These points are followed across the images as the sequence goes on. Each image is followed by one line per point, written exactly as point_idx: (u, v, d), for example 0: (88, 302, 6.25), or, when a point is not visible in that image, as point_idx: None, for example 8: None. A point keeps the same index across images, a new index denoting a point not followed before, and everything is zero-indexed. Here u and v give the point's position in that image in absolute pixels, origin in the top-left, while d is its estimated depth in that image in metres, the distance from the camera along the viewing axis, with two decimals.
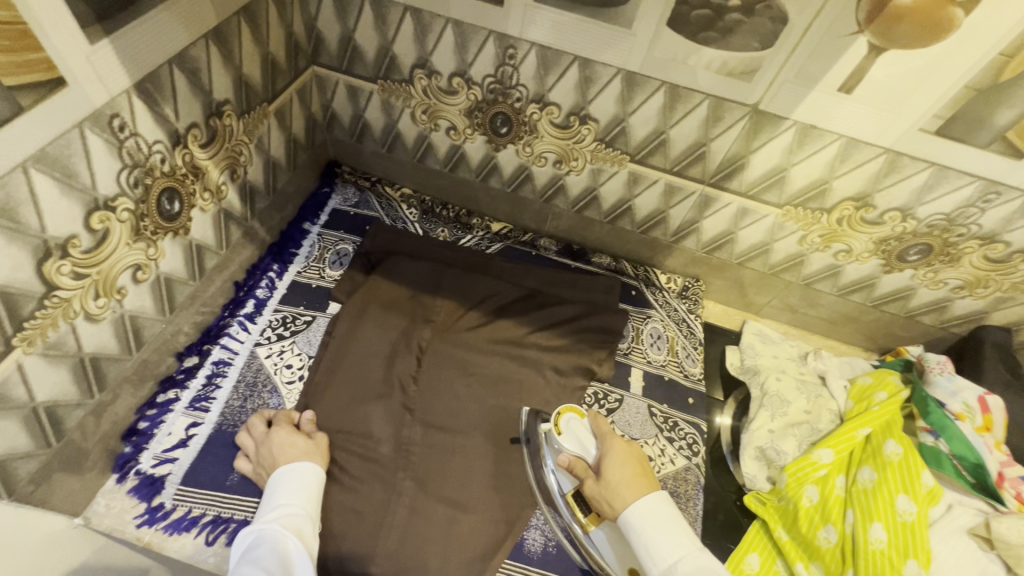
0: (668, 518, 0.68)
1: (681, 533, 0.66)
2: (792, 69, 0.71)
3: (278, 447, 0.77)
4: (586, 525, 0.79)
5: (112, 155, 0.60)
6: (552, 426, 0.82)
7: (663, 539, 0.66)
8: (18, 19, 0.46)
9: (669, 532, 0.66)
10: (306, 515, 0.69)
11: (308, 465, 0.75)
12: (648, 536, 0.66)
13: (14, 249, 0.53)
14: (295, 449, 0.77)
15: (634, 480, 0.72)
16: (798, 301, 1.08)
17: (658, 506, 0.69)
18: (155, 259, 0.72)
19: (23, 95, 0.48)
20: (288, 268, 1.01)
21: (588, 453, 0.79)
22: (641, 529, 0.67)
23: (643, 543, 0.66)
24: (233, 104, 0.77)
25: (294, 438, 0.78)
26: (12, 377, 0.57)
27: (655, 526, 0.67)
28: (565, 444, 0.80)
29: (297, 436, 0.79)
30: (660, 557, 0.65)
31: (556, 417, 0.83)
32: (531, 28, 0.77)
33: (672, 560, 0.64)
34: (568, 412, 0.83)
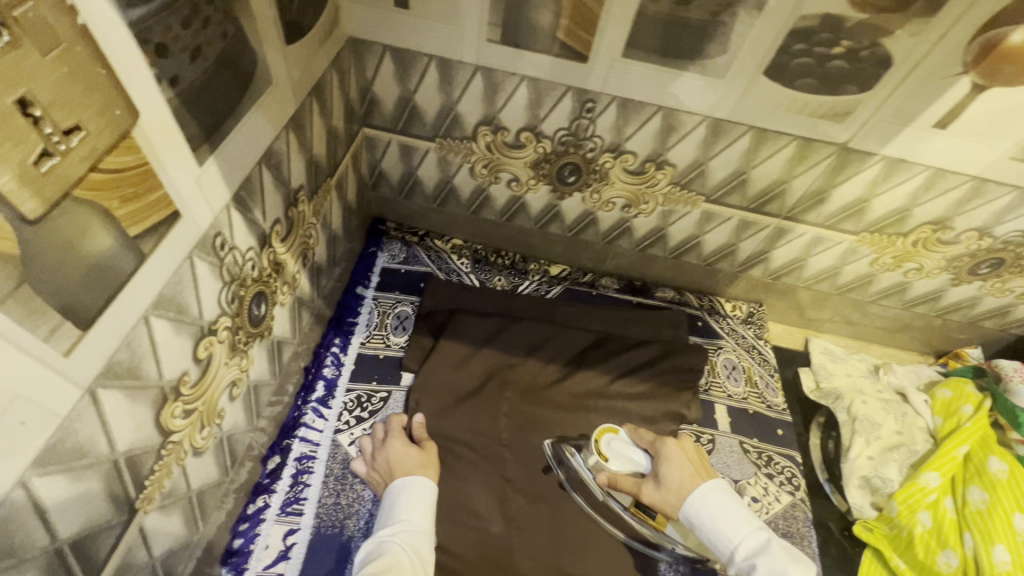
0: (727, 505, 0.66)
1: (742, 516, 0.66)
2: (889, 109, 0.70)
3: (396, 457, 0.78)
4: (658, 524, 0.79)
5: (215, 277, 0.54)
6: (596, 455, 0.75)
7: (726, 523, 0.65)
8: (142, 160, 0.40)
9: (731, 518, 0.65)
10: (421, 532, 0.69)
11: (421, 479, 0.74)
12: (712, 527, 0.65)
13: (137, 407, 0.46)
14: (411, 461, 0.77)
15: (692, 480, 0.69)
16: (860, 316, 1.09)
17: (720, 497, 0.67)
18: (247, 370, 0.66)
19: (145, 241, 0.42)
20: (350, 340, 0.95)
21: (639, 466, 0.75)
22: (704, 520, 0.66)
23: (705, 530, 0.66)
24: (306, 188, 0.71)
25: (408, 451, 0.79)
26: (134, 542, 0.51)
27: (717, 518, 0.65)
28: (612, 465, 0.75)
29: (411, 447, 0.80)
30: (723, 542, 0.64)
31: (597, 441, 0.76)
32: (615, 81, 0.73)
33: (733, 545, 0.64)
34: (603, 430, 0.77)
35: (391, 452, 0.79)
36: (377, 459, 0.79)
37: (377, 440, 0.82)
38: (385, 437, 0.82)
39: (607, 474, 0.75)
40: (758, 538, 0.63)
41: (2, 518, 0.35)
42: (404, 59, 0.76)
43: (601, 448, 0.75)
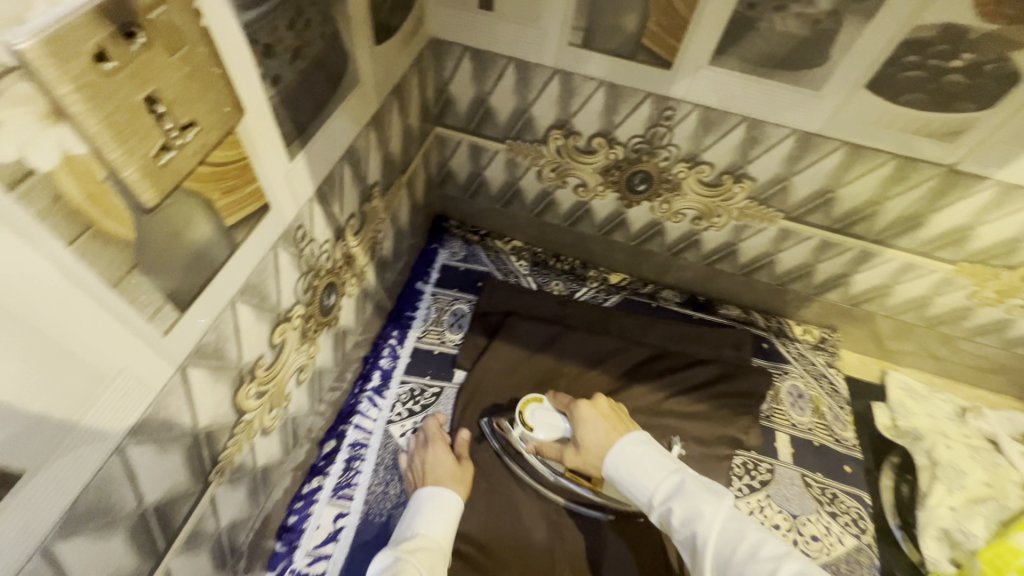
0: (641, 453, 0.60)
1: (658, 459, 0.60)
2: (1011, 129, 0.63)
3: (433, 464, 0.78)
4: (595, 484, 0.80)
5: (294, 267, 0.56)
6: (521, 427, 0.78)
7: (643, 475, 0.59)
8: (242, 155, 0.42)
9: (646, 466, 0.59)
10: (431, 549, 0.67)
11: (450, 496, 0.74)
12: (630, 478, 0.60)
13: (218, 385, 0.49)
14: (446, 473, 0.77)
15: (608, 438, 0.65)
16: (948, 352, 1.00)
17: (635, 446, 0.62)
18: (313, 357, 0.68)
19: (239, 231, 0.44)
20: (407, 333, 0.97)
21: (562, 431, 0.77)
22: (623, 474, 0.61)
23: (626, 485, 0.61)
24: (380, 184, 0.72)
25: (445, 461, 0.79)
26: (206, 511, 0.53)
27: (633, 468, 0.60)
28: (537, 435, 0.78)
29: (450, 458, 0.79)
30: (642, 494, 0.59)
31: (521, 415, 0.80)
32: (698, 89, 0.70)
33: (652, 495, 0.58)
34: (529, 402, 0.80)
35: (429, 459, 0.79)
36: (414, 461, 0.80)
37: (419, 444, 0.83)
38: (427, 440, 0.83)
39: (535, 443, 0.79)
40: (674, 478, 0.57)
41: (102, 482, 0.38)
42: (483, 61, 0.76)
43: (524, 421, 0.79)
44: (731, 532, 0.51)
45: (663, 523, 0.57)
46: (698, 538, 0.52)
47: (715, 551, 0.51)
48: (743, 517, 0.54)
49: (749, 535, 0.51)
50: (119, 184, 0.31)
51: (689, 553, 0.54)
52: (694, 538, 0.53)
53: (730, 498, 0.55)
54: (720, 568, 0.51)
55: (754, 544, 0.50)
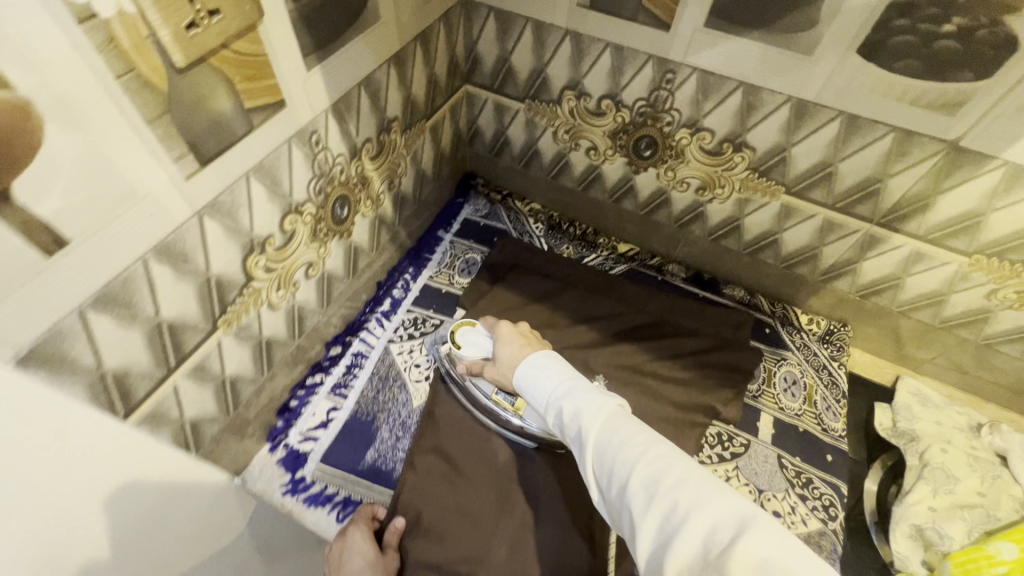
0: (543, 361, 0.64)
1: (558, 368, 0.63)
2: (1015, 102, 0.61)
3: (349, 552, 0.72)
4: (517, 409, 0.84)
5: (307, 166, 0.67)
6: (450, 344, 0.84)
7: (541, 381, 0.62)
8: (261, 52, 0.53)
9: (546, 373, 0.62)
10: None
11: None
12: (530, 387, 0.63)
13: (230, 244, 0.61)
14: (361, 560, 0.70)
15: (523, 351, 0.69)
16: (972, 363, 0.94)
17: (540, 358, 0.65)
18: (323, 258, 0.80)
19: (256, 116, 0.56)
20: (421, 271, 1.08)
21: (486, 352, 0.81)
22: (526, 384, 0.64)
23: (530, 393, 0.64)
24: (400, 120, 0.83)
25: (365, 547, 0.72)
26: (212, 352, 0.66)
27: (533, 376, 0.63)
28: (464, 354, 0.83)
29: (370, 543, 0.73)
30: (541, 399, 0.62)
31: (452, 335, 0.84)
32: (696, 52, 0.74)
33: (548, 397, 0.61)
34: (462, 325, 0.84)
35: (348, 547, 0.73)
36: (331, 550, 0.74)
37: (339, 534, 0.76)
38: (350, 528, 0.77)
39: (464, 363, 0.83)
40: (568, 382, 0.60)
41: (126, 278, 0.50)
42: (505, 21, 0.85)
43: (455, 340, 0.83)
44: (611, 423, 0.54)
45: (558, 425, 0.59)
46: (582, 430, 0.55)
47: (596, 441, 0.53)
48: (627, 415, 0.56)
49: (627, 427, 0.53)
50: (157, 43, 0.43)
51: (577, 449, 0.56)
52: (579, 431, 0.55)
53: (617, 400, 0.57)
54: (598, 457, 0.52)
55: (628, 433, 0.52)
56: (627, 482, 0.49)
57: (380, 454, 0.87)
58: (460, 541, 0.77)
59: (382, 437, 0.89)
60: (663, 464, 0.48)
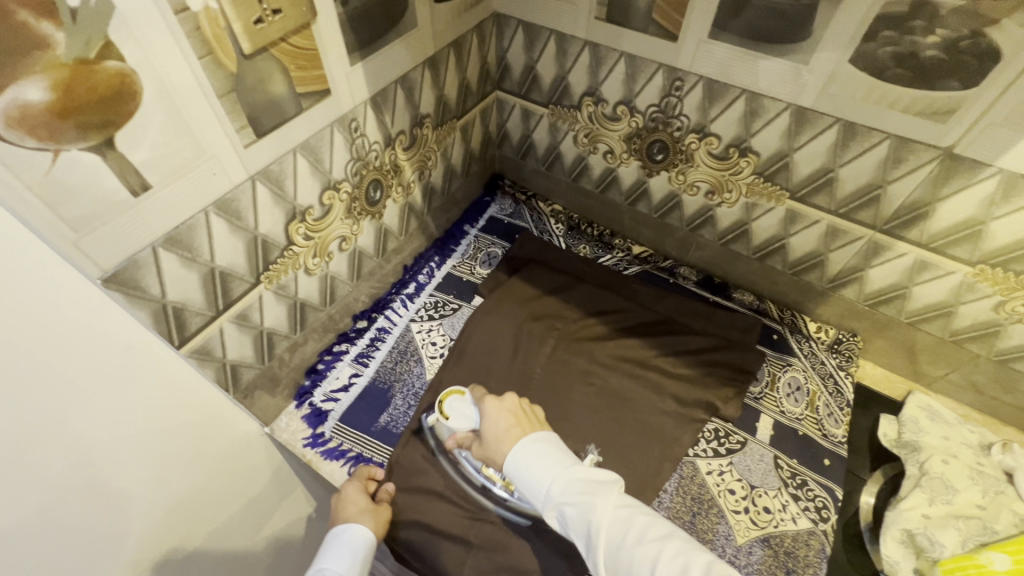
0: (539, 451, 0.66)
1: (554, 456, 0.65)
2: (1003, 111, 0.64)
3: (341, 503, 0.80)
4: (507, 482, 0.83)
5: (346, 148, 0.77)
6: (438, 415, 0.82)
7: (538, 473, 0.64)
8: (313, 46, 0.64)
9: (541, 464, 0.64)
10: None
11: (352, 529, 0.76)
12: (525, 477, 0.64)
13: (277, 209, 0.71)
14: (350, 507, 0.79)
15: (509, 432, 0.69)
16: (987, 381, 0.92)
17: (534, 446, 0.66)
18: (355, 235, 0.90)
19: (306, 99, 0.67)
20: (446, 261, 1.16)
21: (473, 424, 0.80)
22: (522, 474, 0.65)
23: (523, 484, 0.65)
24: (433, 117, 0.93)
25: (355, 498, 0.80)
26: (255, 302, 0.76)
27: (530, 469, 0.64)
28: (452, 426, 0.81)
29: (360, 496, 0.81)
30: (537, 492, 0.63)
31: (441, 404, 0.83)
32: (701, 61, 0.81)
33: (546, 489, 0.62)
34: (452, 393, 0.84)
35: (340, 498, 0.80)
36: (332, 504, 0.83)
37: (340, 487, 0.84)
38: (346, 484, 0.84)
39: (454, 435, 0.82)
40: (567, 474, 0.63)
41: (191, 224, 0.61)
42: (532, 33, 0.94)
43: (443, 412, 0.82)
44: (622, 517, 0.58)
45: (560, 519, 0.62)
46: (593, 528, 0.58)
47: (608, 539, 0.57)
48: (630, 505, 0.61)
49: (636, 521, 0.58)
50: (231, 33, 0.54)
51: (585, 544, 0.59)
52: (590, 529, 0.58)
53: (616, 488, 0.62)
54: (613, 555, 0.57)
55: (640, 528, 0.57)
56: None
57: (393, 418, 0.94)
58: (442, 507, 0.83)
59: (396, 404, 0.96)
60: (681, 559, 0.55)
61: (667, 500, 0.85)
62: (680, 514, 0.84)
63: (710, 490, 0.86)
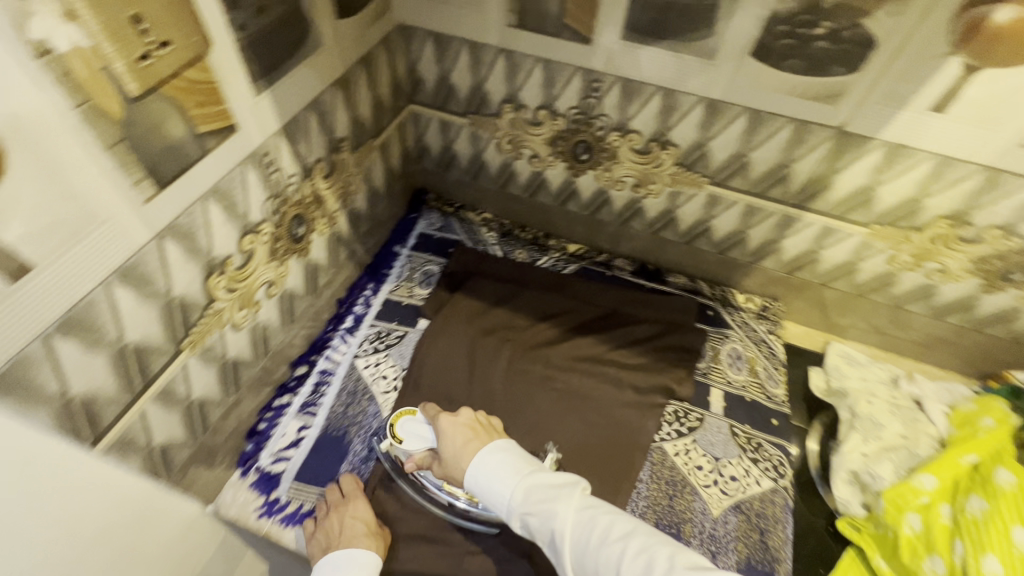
0: (496, 462, 0.62)
1: (512, 466, 0.62)
2: (881, 91, 0.72)
3: (347, 519, 0.76)
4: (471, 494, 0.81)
5: (261, 187, 0.69)
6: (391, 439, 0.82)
7: (497, 484, 0.60)
8: (210, 79, 0.56)
9: (500, 474, 0.61)
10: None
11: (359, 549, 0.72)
12: (485, 490, 0.61)
13: (190, 265, 0.62)
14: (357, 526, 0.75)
15: (466, 447, 0.65)
16: (889, 324, 1.05)
17: (489, 455, 0.63)
18: (282, 277, 0.82)
19: (210, 139, 0.59)
20: (381, 286, 1.08)
21: (430, 442, 0.79)
22: (480, 484, 0.61)
23: (484, 496, 0.62)
24: (350, 140, 0.87)
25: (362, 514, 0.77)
26: (178, 374, 0.67)
27: (488, 476, 0.61)
28: (408, 448, 0.81)
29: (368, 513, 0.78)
30: (498, 503, 0.60)
31: (394, 428, 0.83)
32: (615, 62, 0.83)
33: (506, 501, 0.59)
34: (402, 415, 0.84)
35: (350, 512, 0.77)
36: (324, 525, 0.76)
37: (331, 507, 0.79)
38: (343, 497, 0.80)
39: (412, 457, 0.80)
40: (526, 484, 0.59)
41: (89, 302, 0.51)
42: (442, 44, 0.91)
43: (398, 434, 0.81)
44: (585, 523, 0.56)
45: (524, 528, 0.59)
46: (557, 536, 0.55)
47: (573, 547, 0.55)
48: (592, 504, 0.58)
49: (599, 521, 0.56)
50: (111, 75, 0.46)
51: (552, 552, 0.57)
52: (552, 536, 0.56)
53: (579, 490, 0.59)
54: (579, 559, 0.55)
55: (605, 528, 0.55)
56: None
57: (355, 466, 0.86)
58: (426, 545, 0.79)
59: (355, 450, 0.88)
60: (646, 556, 0.53)
61: (644, 489, 0.87)
62: (659, 500, 0.86)
63: (681, 471, 0.89)
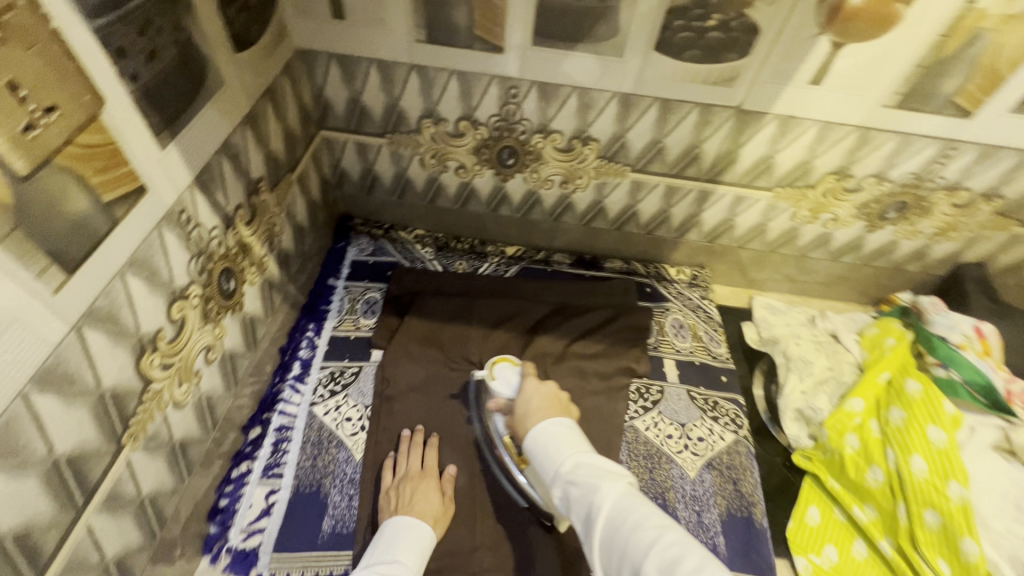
0: (561, 432, 0.63)
1: (569, 440, 0.61)
2: (767, 72, 0.80)
3: (420, 493, 0.78)
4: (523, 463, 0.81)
5: (183, 248, 0.63)
6: (485, 372, 0.84)
7: (554, 451, 0.61)
8: (109, 140, 0.49)
9: (557, 442, 0.61)
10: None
11: (424, 525, 0.74)
12: (539, 453, 0.62)
13: (118, 350, 0.55)
14: (427, 506, 0.77)
15: (543, 410, 0.67)
16: (798, 272, 1.18)
17: (553, 425, 0.64)
18: (220, 338, 0.75)
19: (118, 207, 0.52)
20: (323, 324, 1.02)
21: (511, 393, 0.79)
22: (536, 446, 0.63)
23: (538, 459, 0.62)
24: (267, 179, 0.81)
25: (430, 498, 0.79)
26: (123, 474, 0.59)
27: (547, 441, 0.62)
28: (496, 389, 0.81)
29: (436, 498, 0.79)
30: (548, 467, 0.60)
31: (491, 365, 0.85)
32: (529, 67, 0.84)
33: (557, 466, 0.59)
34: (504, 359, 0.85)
35: (422, 487, 0.80)
36: (399, 489, 0.79)
37: (410, 475, 0.82)
38: (418, 471, 0.83)
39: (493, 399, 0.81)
40: (577, 457, 0.59)
41: (7, 422, 0.43)
42: (349, 65, 0.87)
43: (490, 372, 0.83)
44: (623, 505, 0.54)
45: (563, 500, 0.58)
46: (593, 511, 0.54)
47: (606, 526, 0.53)
48: (636, 493, 0.56)
49: (640, 507, 0.54)
50: None
51: (583, 528, 0.55)
52: (589, 509, 0.55)
53: (626, 478, 0.57)
54: (609, 538, 0.53)
55: (643, 516, 0.52)
56: (641, 564, 0.49)
57: (338, 519, 0.81)
58: (464, 520, 0.81)
59: (334, 502, 0.83)
60: (678, 551, 0.49)
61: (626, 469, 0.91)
62: (640, 476, 0.91)
63: (654, 442, 0.94)
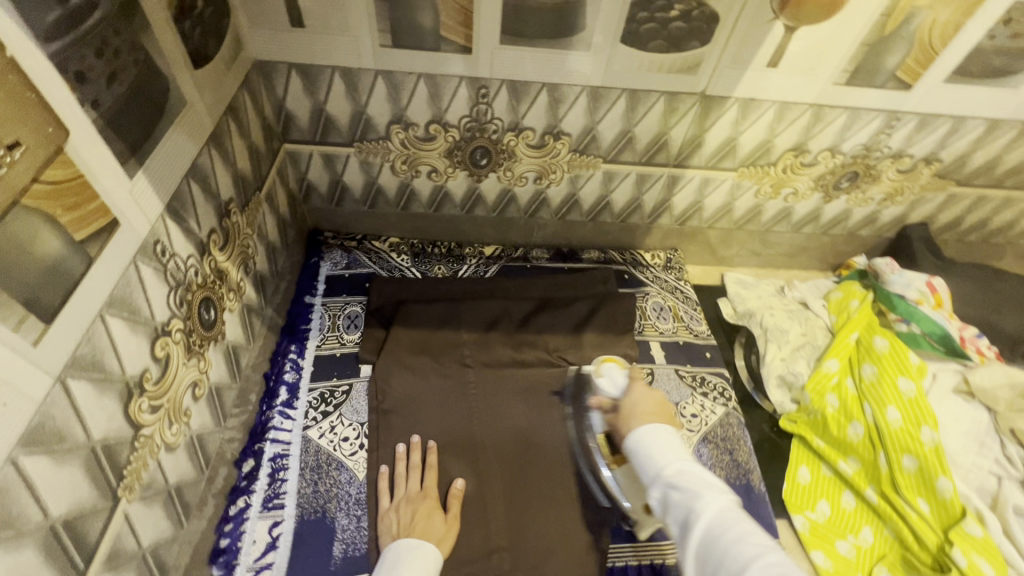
0: (671, 442, 0.62)
1: (678, 450, 0.61)
2: (727, 58, 0.83)
3: (419, 517, 0.78)
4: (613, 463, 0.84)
5: (161, 281, 0.59)
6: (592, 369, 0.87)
7: (662, 456, 0.60)
8: (76, 173, 0.46)
9: (663, 448, 0.61)
10: None
11: (426, 546, 0.73)
12: (641, 454, 0.62)
13: (105, 398, 0.51)
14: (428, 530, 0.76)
15: (647, 414, 0.67)
16: (763, 246, 1.24)
17: (660, 432, 0.63)
18: (206, 372, 0.71)
19: (91, 245, 0.48)
20: (305, 345, 0.98)
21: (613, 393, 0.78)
22: (640, 447, 0.63)
23: (640, 459, 0.62)
24: (236, 200, 0.77)
25: (433, 520, 0.78)
26: (122, 528, 0.55)
27: (652, 445, 0.62)
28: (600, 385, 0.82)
29: (438, 520, 0.78)
30: (650, 468, 0.60)
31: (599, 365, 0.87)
32: (498, 66, 0.84)
33: (660, 468, 0.59)
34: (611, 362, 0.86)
35: (421, 508, 0.79)
36: (398, 513, 0.78)
37: (410, 496, 0.81)
38: (418, 491, 0.82)
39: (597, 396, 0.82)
40: (682, 465, 0.59)
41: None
42: (310, 75, 0.84)
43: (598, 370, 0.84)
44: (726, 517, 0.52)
45: (660, 502, 0.58)
46: (693, 515, 0.53)
47: (706, 532, 0.52)
48: (741, 510, 0.54)
49: (744, 524, 0.52)
50: None
51: (678, 531, 0.54)
52: (688, 514, 0.54)
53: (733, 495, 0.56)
54: (706, 545, 0.52)
55: (746, 531, 0.51)
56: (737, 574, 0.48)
57: (348, 543, 0.79)
58: (474, 529, 0.81)
59: (342, 525, 0.80)
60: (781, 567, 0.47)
61: None
62: None
63: None
